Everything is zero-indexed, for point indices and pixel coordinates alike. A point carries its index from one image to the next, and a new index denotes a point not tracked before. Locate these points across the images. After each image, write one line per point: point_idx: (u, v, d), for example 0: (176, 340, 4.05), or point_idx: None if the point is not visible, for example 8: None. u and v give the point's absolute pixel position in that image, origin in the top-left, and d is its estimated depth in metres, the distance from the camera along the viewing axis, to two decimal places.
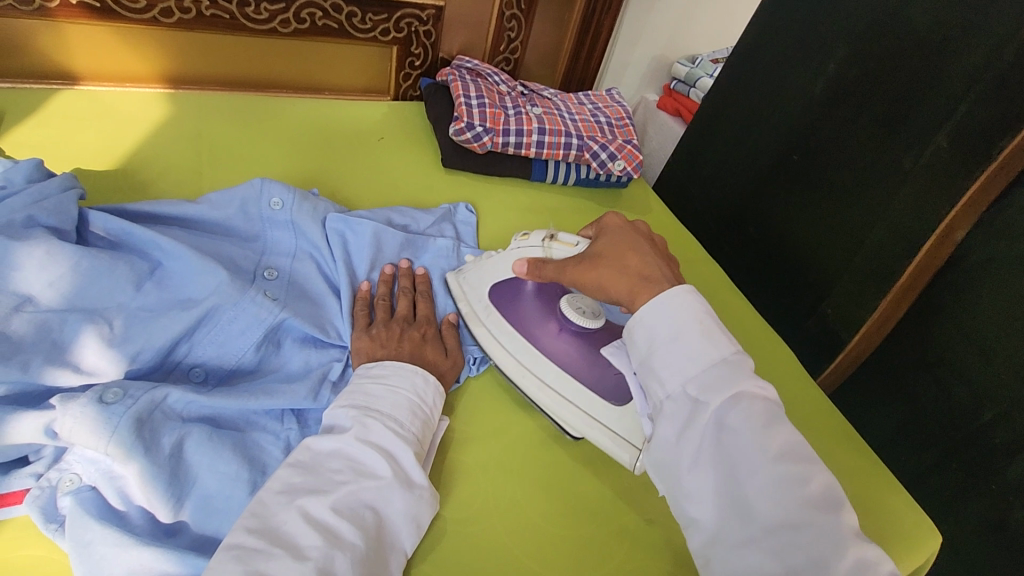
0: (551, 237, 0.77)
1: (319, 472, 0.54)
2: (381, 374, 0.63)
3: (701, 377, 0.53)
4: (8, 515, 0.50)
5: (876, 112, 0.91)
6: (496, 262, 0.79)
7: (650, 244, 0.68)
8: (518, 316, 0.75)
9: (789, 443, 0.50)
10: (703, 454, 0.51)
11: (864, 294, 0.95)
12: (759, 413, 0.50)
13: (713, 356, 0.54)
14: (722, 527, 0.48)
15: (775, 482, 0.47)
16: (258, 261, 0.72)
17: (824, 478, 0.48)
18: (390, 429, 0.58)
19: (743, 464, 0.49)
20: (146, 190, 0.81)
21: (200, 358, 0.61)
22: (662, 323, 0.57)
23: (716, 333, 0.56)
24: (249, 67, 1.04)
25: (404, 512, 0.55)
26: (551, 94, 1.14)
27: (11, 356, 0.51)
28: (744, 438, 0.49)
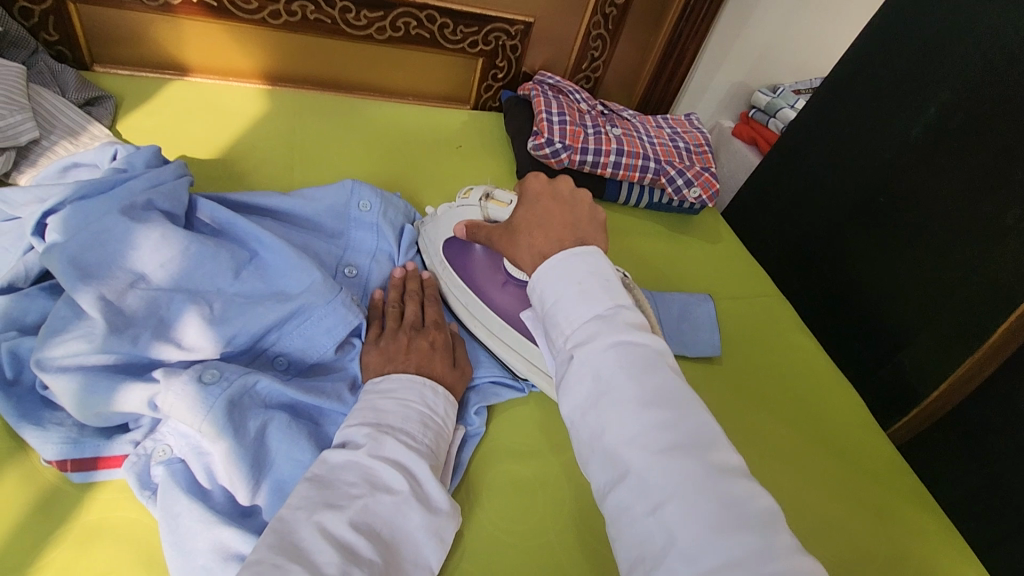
0: (487, 197, 0.81)
1: (334, 486, 0.51)
2: (388, 388, 0.60)
3: (579, 332, 0.48)
4: (108, 477, 0.53)
5: (981, 161, 0.87)
6: (444, 220, 0.83)
7: (566, 213, 0.60)
8: (471, 273, 0.80)
9: (665, 390, 0.45)
10: (579, 410, 0.46)
11: (947, 349, 0.91)
12: (633, 364, 0.45)
13: (592, 311, 0.49)
14: (604, 487, 0.44)
15: (652, 431, 0.43)
16: (340, 258, 0.76)
17: (697, 418, 0.44)
18: (404, 444, 0.56)
19: (614, 410, 0.44)
20: (242, 180, 0.86)
21: (285, 349, 0.64)
22: (549, 281, 0.51)
23: (597, 286, 0.50)
24: (342, 70, 1.08)
25: (426, 528, 0.53)
26: (630, 115, 1.14)
27: (124, 329, 0.55)
28: (617, 385, 0.45)
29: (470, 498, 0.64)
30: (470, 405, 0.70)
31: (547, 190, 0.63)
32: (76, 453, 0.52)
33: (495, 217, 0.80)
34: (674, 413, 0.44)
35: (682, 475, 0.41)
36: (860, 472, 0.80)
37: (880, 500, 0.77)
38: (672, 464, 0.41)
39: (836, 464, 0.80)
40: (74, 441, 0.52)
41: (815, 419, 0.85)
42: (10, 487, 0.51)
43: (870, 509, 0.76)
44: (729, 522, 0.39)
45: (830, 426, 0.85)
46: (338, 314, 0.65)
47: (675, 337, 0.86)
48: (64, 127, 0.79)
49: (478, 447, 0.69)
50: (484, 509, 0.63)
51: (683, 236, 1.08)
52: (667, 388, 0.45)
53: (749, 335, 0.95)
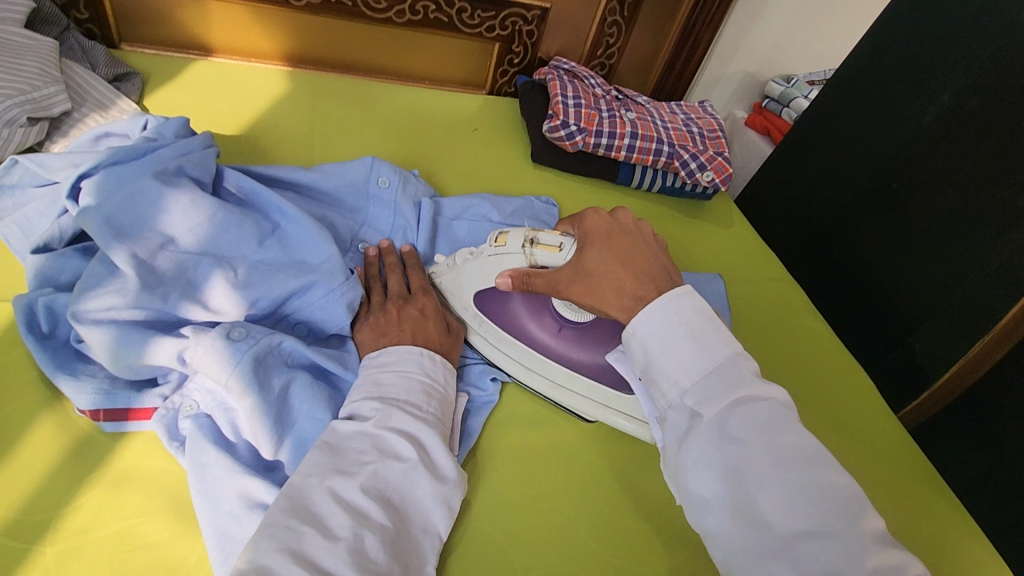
0: (531, 242, 0.66)
1: (344, 453, 0.52)
2: (387, 361, 0.60)
3: (696, 386, 0.52)
4: (138, 428, 0.55)
5: (993, 146, 0.87)
6: (474, 269, 0.72)
7: (643, 250, 0.62)
8: (514, 323, 0.73)
9: (799, 448, 0.48)
10: (708, 468, 0.49)
11: (958, 332, 0.92)
12: (760, 420, 0.49)
13: (703, 363, 0.53)
14: (735, 543, 0.47)
15: (791, 496, 0.46)
16: (355, 233, 0.78)
17: (836, 477, 0.47)
18: (410, 415, 0.56)
19: (751, 470, 0.47)
20: (264, 156, 0.88)
21: (306, 316, 0.65)
22: (655, 333, 0.55)
23: (706, 335, 0.54)
24: (361, 53, 1.10)
25: (433, 495, 0.54)
26: (645, 101, 1.15)
27: (155, 287, 0.57)
28: (752, 447, 0.48)
29: (482, 461, 0.66)
30: (487, 372, 0.73)
31: (613, 225, 0.64)
32: (108, 403, 0.54)
33: (548, 263, 0.66)
34: (813, 470, 0.47)
35: (832, 543, 0.44)
36: (869, 450, 0.81)
37: (891, 479, 0.78)
38: (819, 530, 0.44)
39: (845, 442, 0.81)
40: (106, 392, 0.54)
41: (826, 398, 0.86)
42: (45, 434, 0.53)
43: (879, 486, 0.77)
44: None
45: (841, 406, 0.86)
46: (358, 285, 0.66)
47: None
48: (94, 100, 0.81)
49: (491, 415, 0.70)
50: (496, 473, 0.65)
51: (695, 221, 1.09)
52: (798, 448, 0.48)
53: (760, 317, 0.96)
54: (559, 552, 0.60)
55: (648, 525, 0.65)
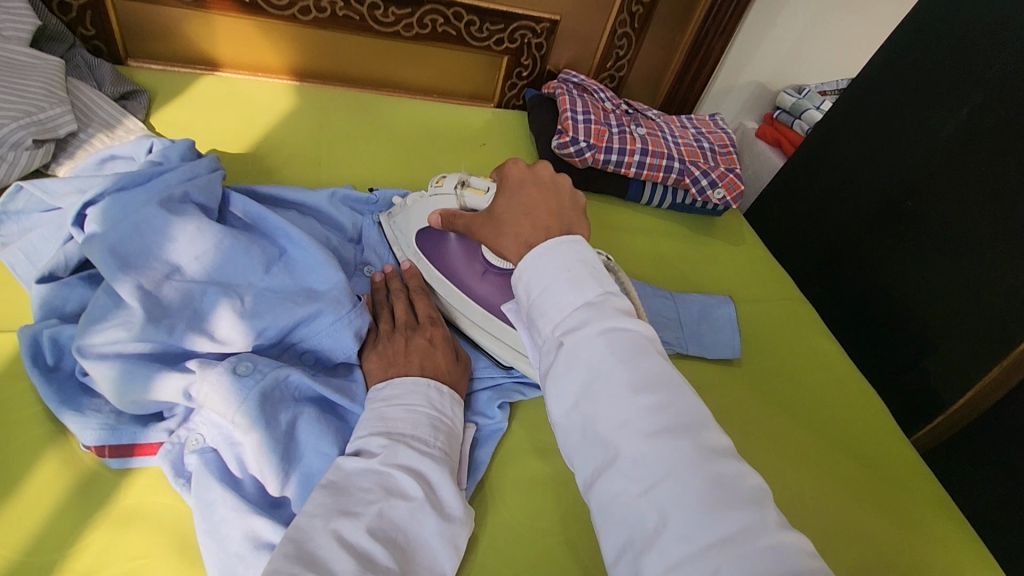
0: (463, 184, 0.75)
1: (349, 492, 0.51)
2: (392, 394, 0.60)
3: (567, 320, 0.47)
4: (143, 464, 0.54)
5: (1014, 168, 0.85)
6: (416, 209, 0.79)
7: (549, 201, 0.59)
8: (448, 262, 0.78)
9: (657, 373, 0.44)
10: (569, 398, 0.44)
11: (977, 357, 0.88)
12: (621, 348, 0.44)
13: (578, 298, 0.48)
14: (594, 473, 0.41)
15: (639, 412, 0.41)
16: (358, 258, 0.78)
17: (689, 401, 0.43)
18: (418, 451, 0.56)
19: (605, 394, 0.42)
20: (271, 174, 0.87)
21: (313, 346, 0.64)
22: (534, 269, 0.50)
23: (585, 274, 0.49)
24: (368, 67, 1.09)
25: (439, 535, 0.53)
26: (655, 114, 1.14)
27: (161, 319, 0.56)
28: (607, 372, 0.43)
29: (490, 494, 0.65)
30: (493, 399, 0.71)
31: (530, 179, 0.62)
32: (114, 438, 0.53)
33: (475, 205, 0.73)
34: (662, 392, 0.43)
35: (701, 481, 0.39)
36: (884, 480, 0.79)
37: (905, 509, 0.76)
38: (664, 444, 0.40)
39: (859, 471, 0.79)
40: (111, 427, 0.53)
41: (840, 425, 0.85)
42: (51, 470, 0.52)
43: (894, 517, 0.75)
44: (726, 502, 0.37)
45: (855, 433, 0.84)
46: (366, 313, 0.66)
47: (695, 339, 0.86)
48: (101, 120, 0.80)
49: (500, 443, 0.69)
50: (504, 505, 0.64)
51: (706, 238, 1.07)
52: (654, 372, 0.44)
53: (773, 339, 0.94)
54: None
55: None
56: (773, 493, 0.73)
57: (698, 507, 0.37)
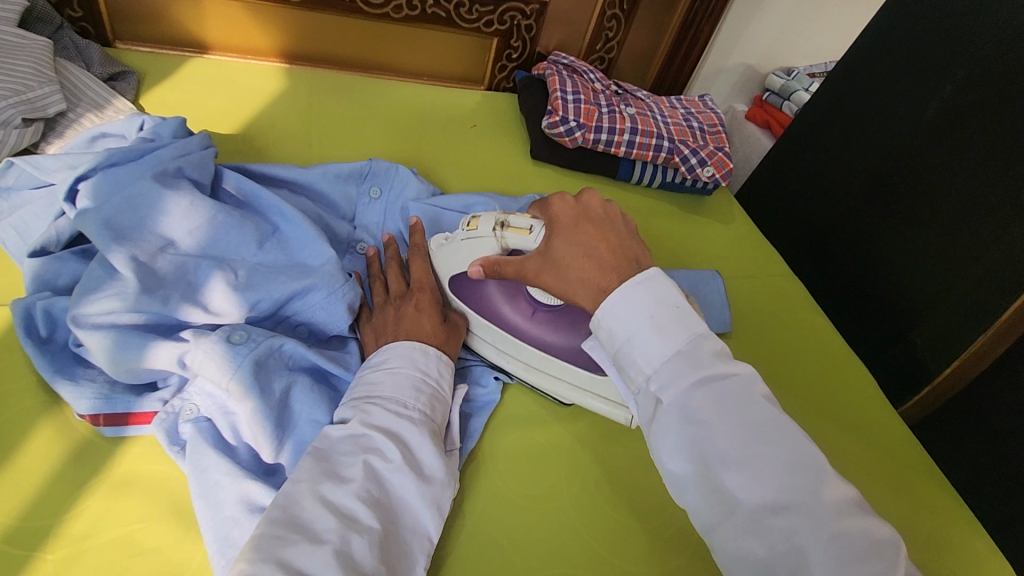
0: (501, 226, 0.66)
1: (331, 457, 0.52)
2: (379, 361, 0.61)
3: (661, 371, 0.51)
4: (137, 433, 0.55)
5: (995, 141, 0.87)
6: (446, 254, 0.72)
7: (606, 237, 0.60)
8: (487, 305, 0.72)
9: (761, 423, 0.48)
10: (678, 451, 0.49)
11: (960, 327, 0.90)
12: (723, 397, 0.49)
13: (669, 347, 0.52)
14: (710, 522, 0.47)
15: (761, 471, 0.46)
16: (351, 234, 0.79)
17: (791, 447, 0.47)
18: (396, 414, 0.56)
19: (720, 452, 0.47)
20: (262, 154, 0.88)
21: (306, 318, 0.64)
22: (616, 318, 0.54)
23: (667, 318, 0.52)
24: (357, 49, 1.09)
25: (418, 496, 0.53)
26: (645, 95, 1.14)
27: (155, 290, 0.57)
28: (716, 427, 0.48)
29: (483, 463, 0.66)
30: (486, 371, 0.73)
31: (578, 211, 0.63)
32: (108, 407, 0.54)
33: (521, 248, 0.65)
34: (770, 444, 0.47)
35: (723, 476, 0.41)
36: (876, 449, 0.81)
37: (894, 477, 0.78)
38: (787, 505, 0.45)
39: (850, 441, 0.81)
40: (106, 396, 0.54)
41: (831, 398, 0.86)
42: (46, 438, 0.53)
43: (883, 483, 0.77)
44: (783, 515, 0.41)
45: (845, 404, 0.86)
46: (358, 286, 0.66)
47: None
48: (90, 100, 0.80)
49: (493, 415, 0.70)
50: (495, 471, 0.65)
51: (696, 216, 1.08)
52: (764, 421, 0.48)
53: (762, 314, 0.95)
54: (560, 552, 0.60)
55: (648, 525, 0.65)
56: (842, 473, 0.76)
57: (825, 560, 0.42)
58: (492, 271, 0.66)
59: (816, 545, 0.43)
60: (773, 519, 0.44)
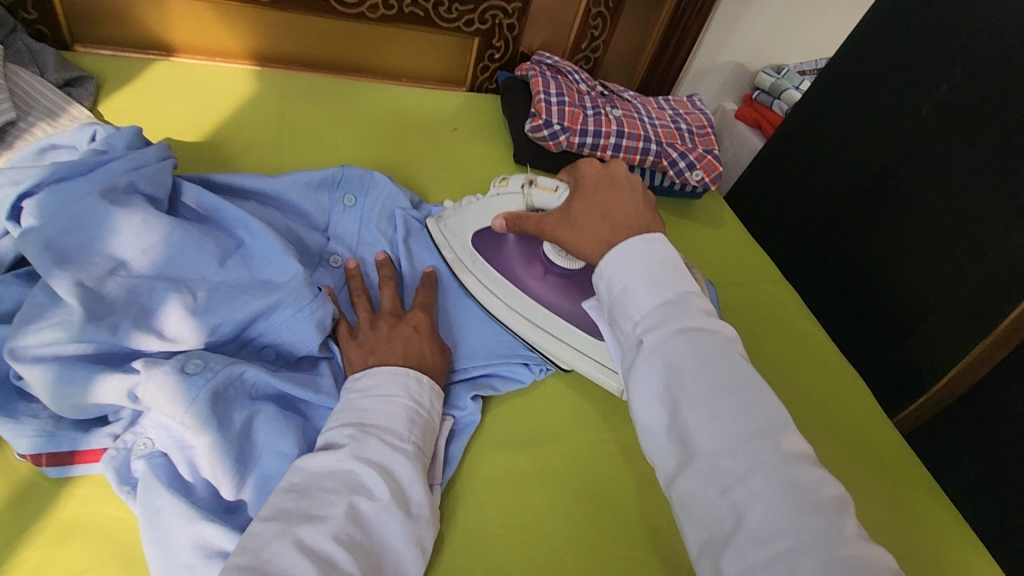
0: (530, 183, 0.73)
1: (313, 495, 0.49)
2: (370, 384, 0.57)
3: (648, 318, 0.51)
4: (86, 472, 0.51)
5: (994, 143, 0.84)
6: (474, 211, 0.78)
7: (625, 200, 0.63)
8: (505, 264, 0.78)
9: (736, 375, 0.47)
10: (651, 395, 0.48)
11: (958, 335, 0.88)
12: (702, 349, 0.48)
13: (659, 298, 0.52)
14: (672, 471, 0.46)
15: (725, 417, 0.45)
16: (324, 246, 0.74)
17: (762, 403, 0.46)
18: (389, 445, 0.53)
19: (688, 396, 0.46)
20: (230, 163, 0.83)
21: (272, 340, 0.60)
22: (615, 268, 0.54)
23: (664, 274, 0.53)
24: (332, 50, 1.05)
25: (405, 538, 0.50)
26: (631, 96, 1.11)
27: (103, 318, 0.52)
28: (689, 371, 0.47)
29: (462, 489, 0.62)
30: (463, 392, 0.68)
31: (603, 176, 0.66)
32: (52, 446, 0.50)
33: (544, 204, 0.72)
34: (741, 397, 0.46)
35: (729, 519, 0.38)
36: (873, 465, 0.78)
37: (891, 494, 0.75)
38: (742, 450, 0.44)
39: (847, 456, 0.78)
40: (49, 434, 0.50)
41: (828, 411, 0.83)
42: None
43: (879, 501, 0.74)
44: None
45: (841, 416, 0.83)
46: (329, 303, 0.62)
47: None
48: (43, 108, 0.76)
49: (473, 437, 0.66)
50: (474, 499, 0.62)
51: (684, 221, 1.05)
52: (736, 374, 0.48)
53: (755, 323, 0.92)
54: None
55: (636, 554, 0.61)
56: (853, 499, 0.73)
57: (774, 509, 0.41)
58: (512, 225, 0.71)
59: (776, 513, 0.41)
60: (730, 473, 0.43)
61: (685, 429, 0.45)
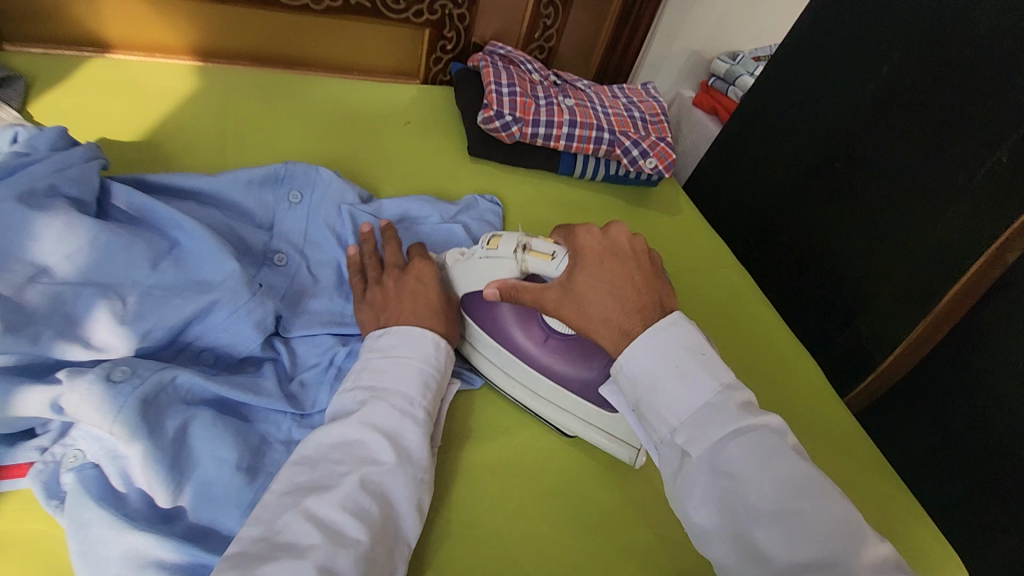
0: (523, 248, 0.64)
1: (322, 466, 0.53)
2: (389, 345, 0.61)
3: (687, 422, 0.50)
4: (10, 487, 0.50)
5: (930, 123, 0.86)
6: (464, 272, 0.69)
7: (633, 278, 0.59)
8: (500, 328, 0.69)
9: (795, 478, 0.47)
10: (705, 503, 0.48)
11: (903, 312, 0.90)
12: (754, 450, 0.48)
13: (697, 397, 0.51)
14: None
15: (792, 528, 0.45)
16: (268, 244, 0.72)
17: (829, 506, 0.46)
18: (397, 410, 0.57)
19: (748, 507, 0.46)
20: (168, 163, 0.81)
21: (210, 343, 0.59)
22: (643, 362, 0.53)
23: (695, 368, 0.52)
24: (278, 44, 1.02)
25: (408, 496, 0.54)
26: (585, 85, 1.11)
27: (22, 327, 0.51)
28: (745, 480, 0.47)
29: None
30: None
31: (605, 245, 0.61)
32: None
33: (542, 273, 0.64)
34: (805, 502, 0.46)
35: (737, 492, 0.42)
36: (822, 441, 0.80)
37: (840, 469, 0.77)
38: (816, 561, 0.44)
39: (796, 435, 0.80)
40: None
41: (780, 391, 0.85)
42: None
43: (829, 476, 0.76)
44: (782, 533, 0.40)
45: (793, 395, 0.85)
46: (268, 301, 0.61)
47: None
48: None
49: None
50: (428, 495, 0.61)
51: (642, 209, 1.05)
52: (795, 476, 0.47)
53: (710, 308, 0.93)
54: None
55: (589, 541, 0.62)
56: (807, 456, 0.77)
57: None
58: (506, 296, 0.64)
59: None
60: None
61: (754, 543, 0.45)
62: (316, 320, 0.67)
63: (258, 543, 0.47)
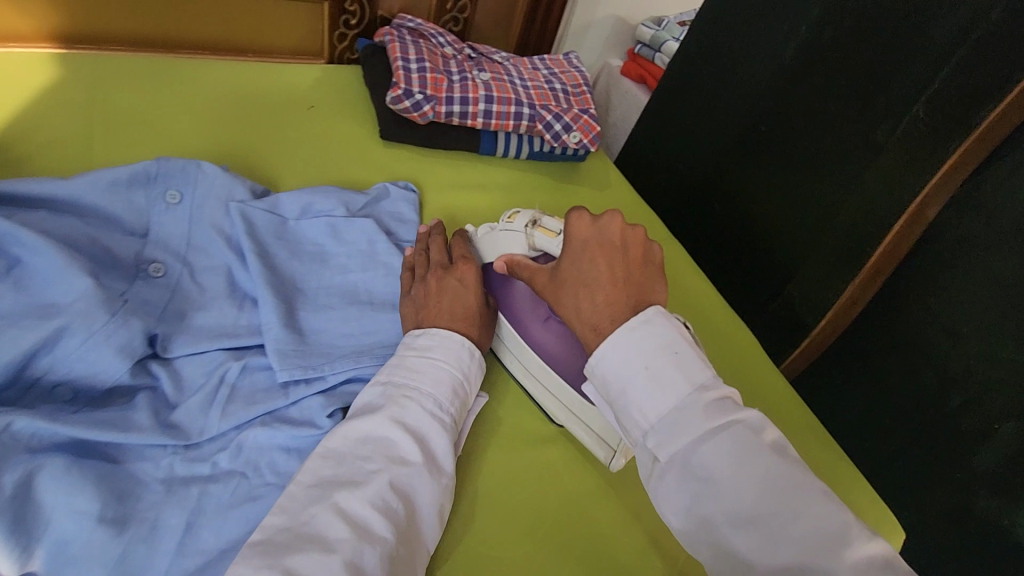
0: (534, 223, 0.68)
1: (350, 463, 0.51)
2: (428, 345, 0.59)
3: (660, 427, 0.45)
4: None
5: (851, 81, 0.83)
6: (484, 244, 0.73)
7: (615, 275, 0.52)
8: (507, 303, 0.69)
9: (778, 480, 0.42)
10: (681, 509, 0.43)
11: (831, 276, 0.89)
12: (735, 451, 0.42)
13: (669, 401, 0.45)
14: None
15: (774, 535, 0.40)
16: (139, 252, 0.62)
17: (816, 511, 0.41)
18: (426, 412, 0.55)
19: (726, 515, 0.41)
20: (21, 167, 0.70)
21: (64, 375, 0.51)
22: (610, 365, 0.47)
23: (667, 367, 0.46)
24: (154, 25, 0.91)
25: (433, 501, 0.51)
26: (502, 57, 1.04)
27: None
28: (723, 486, 0.42)
29: None
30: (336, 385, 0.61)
31: (593, 239, 0.54)
32: None
33: (546, 248, 0.66)
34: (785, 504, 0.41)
35: None
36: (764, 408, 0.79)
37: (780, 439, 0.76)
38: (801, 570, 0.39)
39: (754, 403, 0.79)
40: None
41: (724, 363, 0.83)
42: None
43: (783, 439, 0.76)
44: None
45: (734, 366, 0.83)
46: (132, 322, 0.53)
47: None
48: None
49: None
50: None
51: (570, 185, 1.00)
52: (776, 476, 0.42)
53: None
54: None
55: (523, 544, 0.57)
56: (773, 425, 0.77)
57: None
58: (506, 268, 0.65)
59: None
60: None
61: (732, 550, 0.41)
62: (203, 335, 0.59)
63: (285, 531, 0.45)
